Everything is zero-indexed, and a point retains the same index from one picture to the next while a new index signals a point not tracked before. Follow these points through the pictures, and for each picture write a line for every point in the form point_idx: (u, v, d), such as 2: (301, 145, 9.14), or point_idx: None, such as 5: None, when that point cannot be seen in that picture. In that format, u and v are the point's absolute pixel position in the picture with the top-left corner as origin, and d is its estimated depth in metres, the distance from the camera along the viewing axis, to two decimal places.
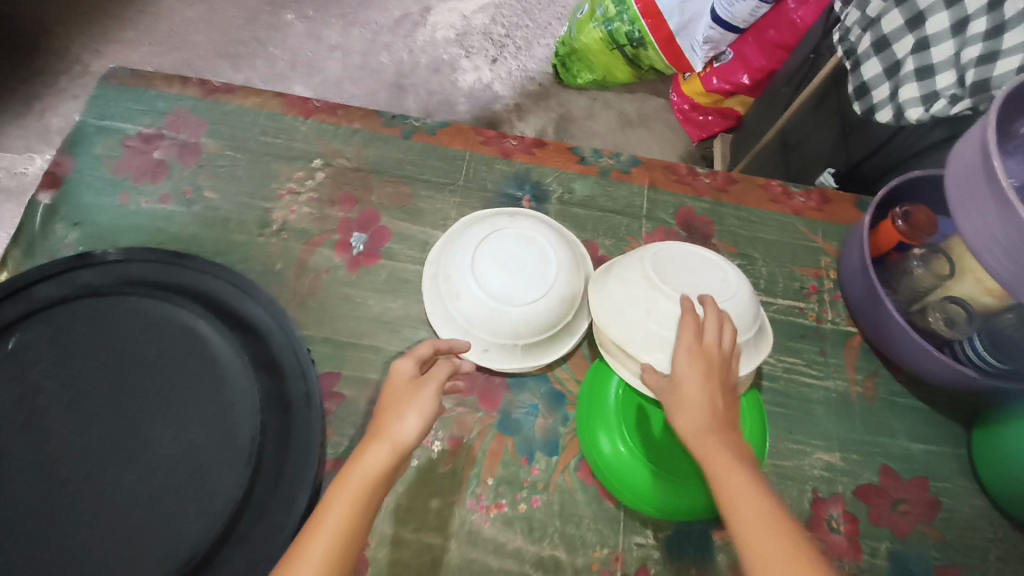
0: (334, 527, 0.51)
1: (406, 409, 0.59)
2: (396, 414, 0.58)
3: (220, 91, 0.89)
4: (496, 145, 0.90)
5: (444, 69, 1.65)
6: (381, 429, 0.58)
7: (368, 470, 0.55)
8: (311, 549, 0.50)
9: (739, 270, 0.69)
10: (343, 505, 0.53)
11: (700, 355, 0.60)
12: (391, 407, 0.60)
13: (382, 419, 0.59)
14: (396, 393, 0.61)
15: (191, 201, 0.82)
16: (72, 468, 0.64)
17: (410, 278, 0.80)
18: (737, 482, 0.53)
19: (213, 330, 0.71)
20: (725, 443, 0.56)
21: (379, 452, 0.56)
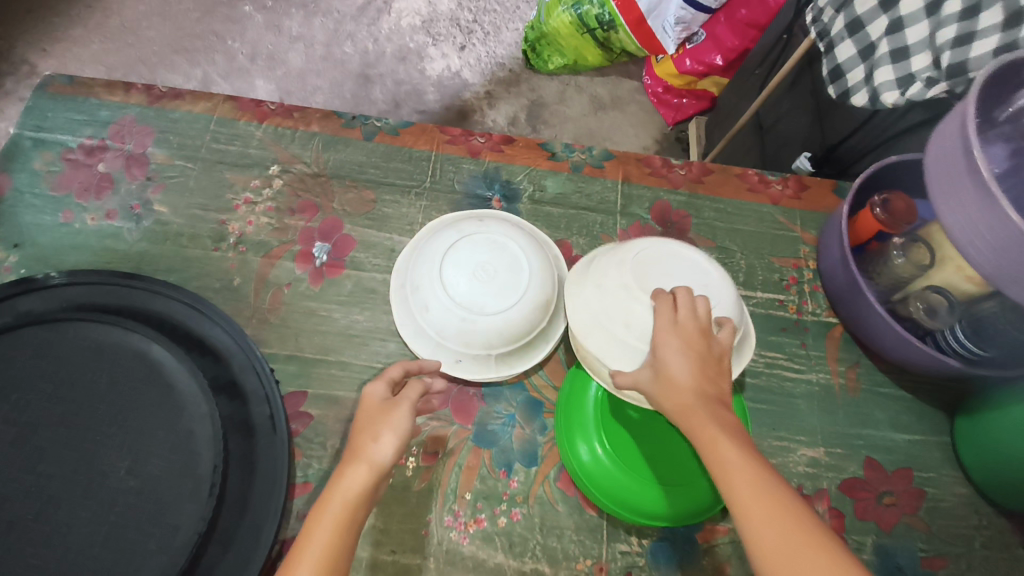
0: (315, 558, 0.48)
1: (380, 429, 0.55)
2: (371, 437, 0.54)
3: (167, 97, 0.84)
4: (463, 144, 0.87)
5: (410, 59, 1.59)
6: (354, 452, 0.54)
7: (347, 494, 0.51)
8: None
9: (722, 270, 0.67)
10: (323, 536, 0.49)
11: (678, 335, 0.57)
12: (364, 430, 0.56)
13: (356, 443, 0.54)
14: (368, 415, 0.57)
15: (140, 216, 0.78)
16: (22, 508, 0.61)
17: (377, 288, 0.77)
18: (730, 459, 0.49)
19: (168, 354, 0.67)
20: (713, 416, 0.52)
21: (356, 476, 0.52)
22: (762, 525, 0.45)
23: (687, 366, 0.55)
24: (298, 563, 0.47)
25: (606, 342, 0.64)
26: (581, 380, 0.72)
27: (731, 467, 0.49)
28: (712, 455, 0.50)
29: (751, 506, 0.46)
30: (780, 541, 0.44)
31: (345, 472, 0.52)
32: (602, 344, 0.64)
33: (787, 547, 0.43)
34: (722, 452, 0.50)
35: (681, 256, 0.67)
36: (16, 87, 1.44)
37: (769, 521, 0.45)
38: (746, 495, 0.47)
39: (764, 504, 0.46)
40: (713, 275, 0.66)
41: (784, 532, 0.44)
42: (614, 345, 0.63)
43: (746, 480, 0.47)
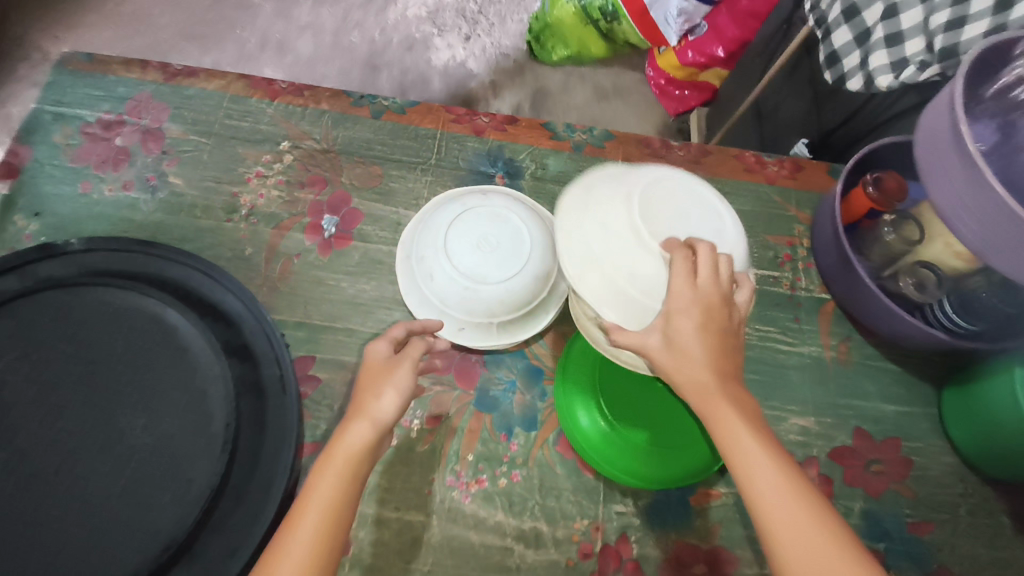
0: (319, 510, 0.50)
1: (382, 386, 0.57)
2: (373, 393, 0.57)
3: (182, 75, 0.86)
4: (468, 123, 0.89)
5: (417, 48, 1.62)
6: (358, 408, 0.56)
7: (350, 449, 0.53)
8: (298, 533, 0.49)
9: (734, 219, 0.63)
10: (326, 485, 0.51)
11: (700, 306, 0.54)
12: (367, 388, 0.58)
13: (359, 400, 0.57)
14: (373, 374, 0.59)
15: (155, 187, 0.80)
16: (42, 461, 0.64)
17: (384, 260, 0.80)
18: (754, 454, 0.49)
19: (182, 317, 0.70)
20: (733, 402, 0.52)
21: (359, 431, 0.54)
22: (787, 524, 0.46)
23: (705, 343, 0.53)
24: (303, 514, 0.50)
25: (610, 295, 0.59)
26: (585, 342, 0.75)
27: (755, 463, 0.49)
28: (733, 448, 0.50)
29: (775, 504, 0.47)
30: (810, 546, 0.45)
31: (349, 428, 0.54)
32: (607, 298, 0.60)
33: (816, 551, 0.44)
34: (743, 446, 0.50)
35: (694, 197, 0.62)
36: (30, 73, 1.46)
37: (794, 521, 0.46)
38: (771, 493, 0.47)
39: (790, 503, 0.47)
40: (726, 225, 0.62)
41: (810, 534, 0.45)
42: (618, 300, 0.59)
43: (767, 474, 0.48)
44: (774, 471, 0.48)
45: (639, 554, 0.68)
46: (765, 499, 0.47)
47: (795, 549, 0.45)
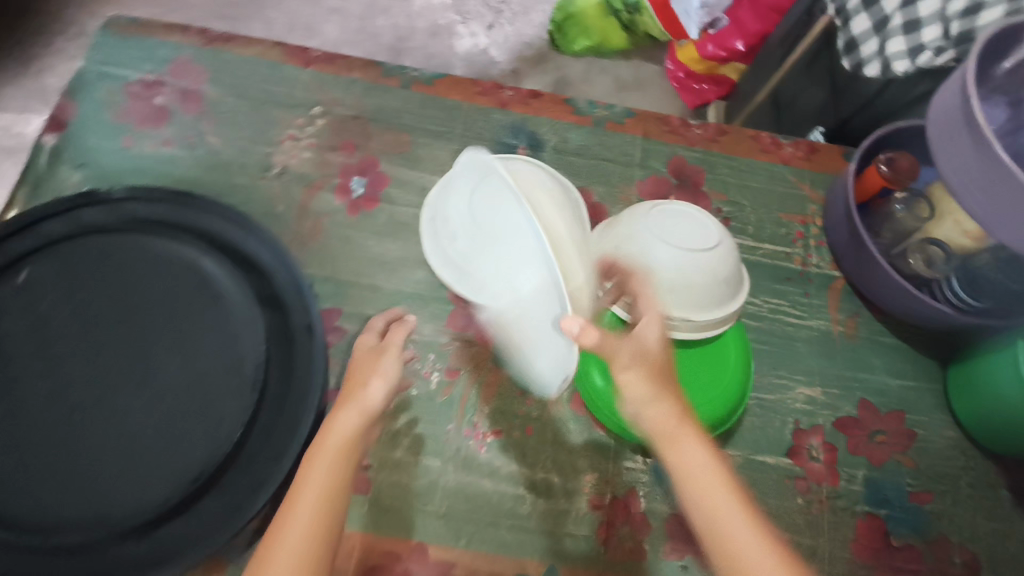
0: (312, 501, 0.54)
1: (370, 374, 0.62)
2: (361, 382, 0.61)
3: (221, 40, 0.90)
4: (493, 96, 0.92)
5: (441, 34, 1.65)
6: (348, 396, 0.61)
7: (340, 436, 0.57)
8: (294, 524, 0.53)
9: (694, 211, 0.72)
10: (319, 472, 0.55)
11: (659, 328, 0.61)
12: (354, 378, 0.62)
13: (349, 387, 0.61)
14: (362, 363, 0.64)
15: (194, 145, 0.84)
16: (83, 393, 0.67)
17: (409, 222, 0.83)
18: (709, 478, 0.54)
19: (218, 266, 0.73)
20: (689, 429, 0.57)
21: (349, 419, 0.59)
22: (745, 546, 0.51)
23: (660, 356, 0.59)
24: (297, 505, 0.54)
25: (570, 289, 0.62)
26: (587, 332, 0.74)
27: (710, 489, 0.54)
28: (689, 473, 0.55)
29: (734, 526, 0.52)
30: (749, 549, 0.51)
31: (340, 416, 0.58)
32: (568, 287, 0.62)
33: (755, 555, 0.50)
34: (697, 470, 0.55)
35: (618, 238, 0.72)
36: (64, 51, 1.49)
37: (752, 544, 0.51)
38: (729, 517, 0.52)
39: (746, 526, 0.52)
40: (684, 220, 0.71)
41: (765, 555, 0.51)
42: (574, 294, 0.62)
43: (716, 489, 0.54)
44: (729, 498, 0.53)
45: (646, 508, 0.70)
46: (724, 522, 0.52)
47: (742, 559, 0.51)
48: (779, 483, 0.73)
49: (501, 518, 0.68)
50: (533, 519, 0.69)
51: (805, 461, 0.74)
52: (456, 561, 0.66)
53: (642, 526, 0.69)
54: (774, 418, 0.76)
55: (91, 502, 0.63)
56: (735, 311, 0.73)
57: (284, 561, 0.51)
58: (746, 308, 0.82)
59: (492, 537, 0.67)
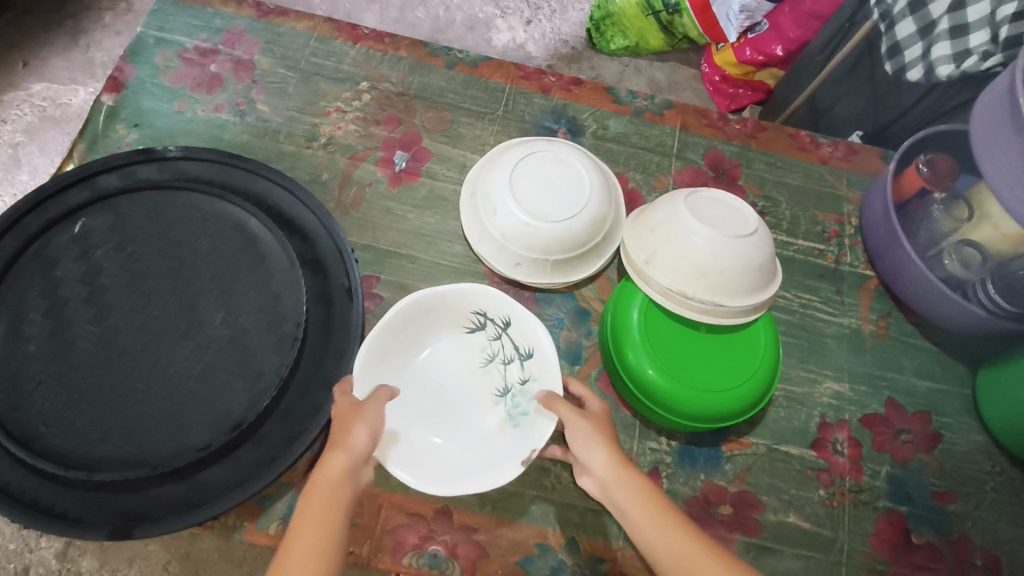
0: (306, 534, 0.50)
1: (354, 421, 0.58)
2: (345, 427, 0.58)
3: (274, 14, 0.93)
4: (535, 81, 0.94)
5: (479, 28, 1.67)
6: (332, 443, 0.57)
7: (329, 477, 0.54)
8: (290, 558, 0.48)
9: (691, 218, 0.71)
10: (312, 506, 0.52)
11: (602, 427, 0.60)
12: (336, 429, 0.58)
13: (333, 434, 0.58)
14: (340, 418, 0.59)
15: (244, 112, 0.86)
16: (130, 339, 0.70)
17: (448, 197, 0.84)
18: (666, 542, 0.53)
19: (263, 226, 0.75)
20: (639, 497, 0.55)
21: (338, 461, 0.55)
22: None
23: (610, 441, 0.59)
24: (294, 538, 0.50)
25: (508, 386, 0.72)
26: (620, 310, 0.75)
27: (672, 556, 0.52)
28: (648, 546, 0.54)
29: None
30: None
31: (326, 459, 0.55)
32: (536, 375, 0.69)
33: None
34: (648, 532, 0.54)
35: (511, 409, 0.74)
36: (93, 11, 1.33)
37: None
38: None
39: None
40: (681, 228, 0.71)
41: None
42: (522, 386, 0.70)
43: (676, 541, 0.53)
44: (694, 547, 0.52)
45: (668, 489, 0.71)
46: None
47: None
48: (802, 474, 0.73)
49: (524, 490, 0.69)
50: (556, 492, 0.69)
51: (829, 455, 0.74)
52: (479, 526, 0.67)
53: None
54: (799, 410, 0.77)
55: (132, 443, 0.65)
56: (766, 299, 0.73)
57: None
58: (778, 301, 0.82)
59: (516, 507, 0.68)
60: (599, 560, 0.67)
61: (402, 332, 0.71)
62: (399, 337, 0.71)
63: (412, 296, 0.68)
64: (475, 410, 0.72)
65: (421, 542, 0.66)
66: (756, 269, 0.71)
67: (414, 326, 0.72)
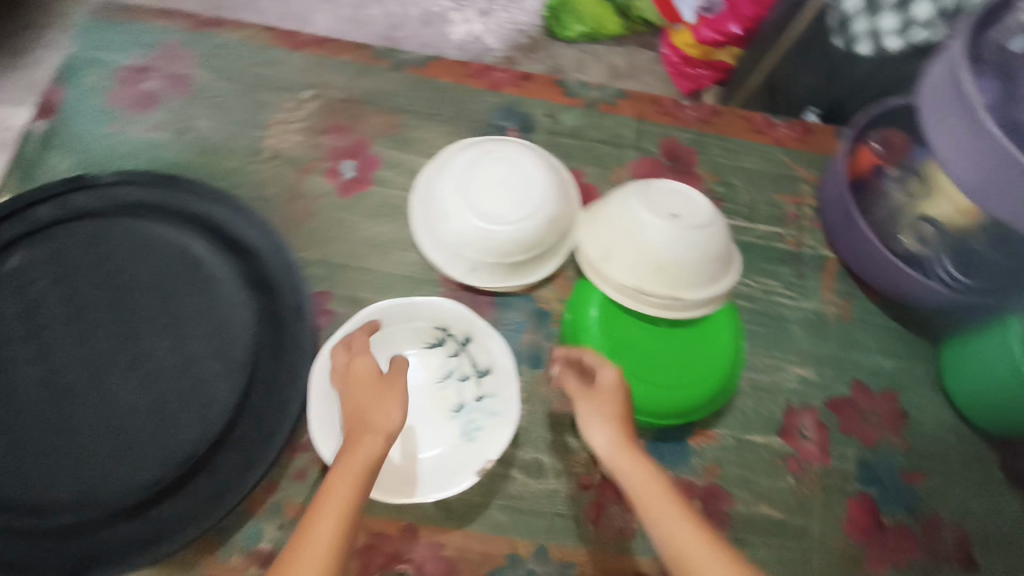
0: (338, 509, 0.51)
1: (387, 402, 0.60)
2: (384, 408, 0.59)
3: (210, 25, 0.89)
4: (484, 78, 0.90)
5: (435, 22, 1.64)
6: (363, 422, 0.58)
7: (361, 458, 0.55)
8: (316, 535, 0.49)
9: (646, 215, 0.69)
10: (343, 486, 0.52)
11: (607, 400, 0.61)
12: (367, 406, 0.59)
13: (365, 413, 0.59)
14: (368, 393, 0.60)
15: (183, 130, 0.83)
16: (74, 377, 0.67)
17: (399, 204, 0.82)
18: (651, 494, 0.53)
19: (208, 251, 0.74)
20: (638, 457, 0.56)
21: (373, 444, 0.56)
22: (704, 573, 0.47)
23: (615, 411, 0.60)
24: (323, 515, 0.50)
25: (462, 403, 0.71)
26: (579, 308, 0.74)
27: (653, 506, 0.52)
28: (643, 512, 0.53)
29: (687, 551, 0.49)
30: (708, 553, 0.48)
31: (361, 440, 0.56)
32: (493, 391, 0.70)
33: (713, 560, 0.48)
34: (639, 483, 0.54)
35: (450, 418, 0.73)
36: None
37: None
38: (678, 540, 0.49)
39: (699, 556, 0.48)
40: (637, 222, 0.69)
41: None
42: (479, 402, 0.70)
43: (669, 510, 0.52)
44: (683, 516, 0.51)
45: None
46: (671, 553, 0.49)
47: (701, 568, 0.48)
48: (771, 463, 0.73)
49: (491, 499, 0.68)
50: (525, 499, 0.69)
51: (797, 441, 0.74)
52: (447, 540, 0.66)
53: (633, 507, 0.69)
54: (766, 398, 0.76)
55: (81, 484, 0.63)
56: (724, 289, 0.72)
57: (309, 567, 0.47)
58: (739, 289, 0.81)
59: (484, 518, 0.67)
60: (570, 565, 0.67)
61: (361, 344, 0.71)
62: (358, 350, 0.71)
63: (378, 305, 0.69)
64: (424, 426, 0.70)
65: (387, 561, 0.65)
66: (713, 258, 0.70)
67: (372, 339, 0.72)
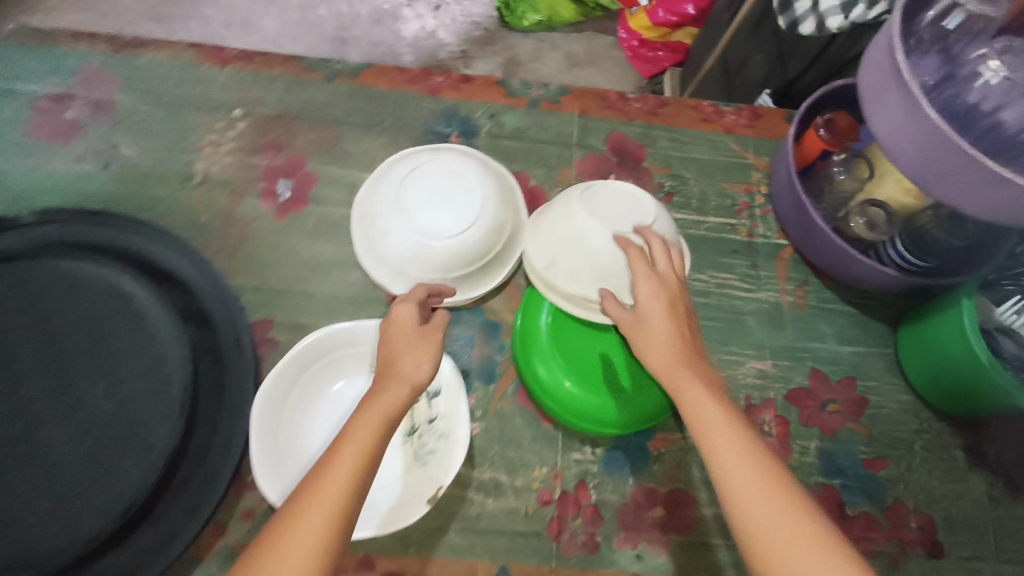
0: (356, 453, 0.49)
1: (421, 352, 0.58)
2: (415, 358, 0.57)
3: (132, 45, 0.85)
4: (422, 83, 0.87)
5: (385, 20, 1.57)
6: (394, 367, 0.56)
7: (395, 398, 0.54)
8: (335, 470, 0.48)
9: (591, 217, 0.66)
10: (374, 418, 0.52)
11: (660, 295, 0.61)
12: (402, 349, 0.58)
13: (397, 357, 0.57)
14: (404, 339, 0.59)
15: (108, 159, 0.80)
16: (3, 431, 0.64)
17: (339, 222, 0.79)
18: (716, 424, 0.51)
19: (139, 286, 0.70)
20: (693, 367, 0.56)
21: (400, 391, 0.55)
22: (733, 473, 0.48)
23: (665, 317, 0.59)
24: (339, 458, 0.48)
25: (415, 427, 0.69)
26: (529, 315, 0.74)
27: (717, 435, 0.50)
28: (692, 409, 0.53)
29: (724, 449, 0.49)
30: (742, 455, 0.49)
31: (388, 387, 0.54)
32: (444, 412, 0.68)
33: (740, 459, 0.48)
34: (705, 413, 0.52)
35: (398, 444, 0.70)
36: None
37: (743, 477, 0.47)
38: (719, 438, 0.50)
39: (760, 493, 0.46)
40: (585, 227, 0.66)
41: (772, 510, 0.46)
42: (431, 424, 0.69)
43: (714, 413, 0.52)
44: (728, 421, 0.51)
45: (598, 500, 0.69)
46: (732, 486, 0.48)
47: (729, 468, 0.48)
48: None
49: (448, 524, 0.67)
50: (483, 520, 0.67)
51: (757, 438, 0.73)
52: (404, 570, 0.65)
53: (594, 519, 0.68)
54: None
55: (18, 542, 0.60)
56: None
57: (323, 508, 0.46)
58: (693, 286, 0.80)
59: (441, 543, 0.66)
60: None
61: (303, 375, 0.69)
62: (300, 382, 0.69)
63: (319, 333, 0.68)
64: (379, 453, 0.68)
65: None
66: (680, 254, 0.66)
67: (315, 368, 0.70)
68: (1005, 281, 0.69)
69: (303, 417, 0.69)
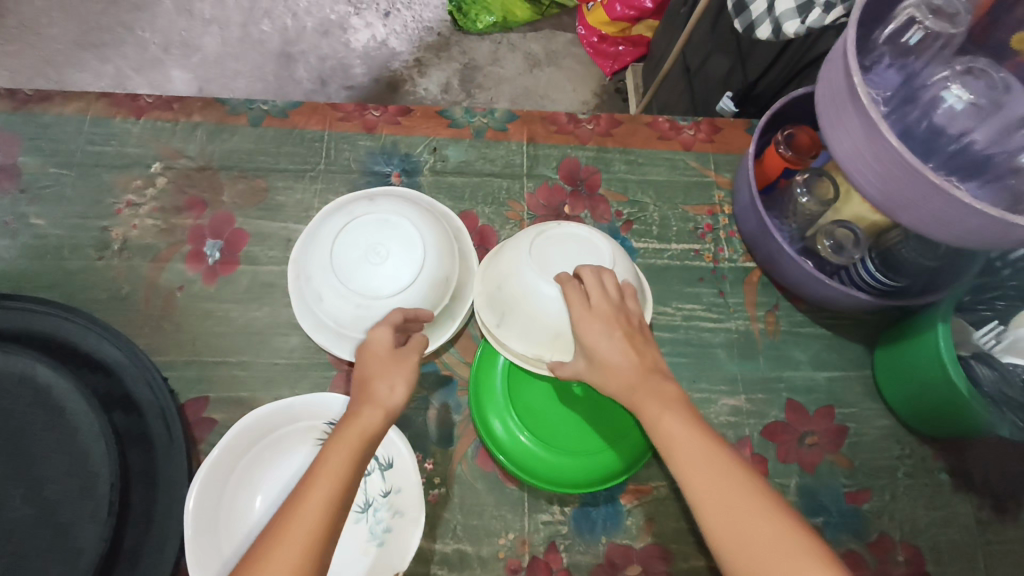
0: (328, 482, 0.47)
1: (396, 376, 0.56)
2: (387, 383, 0.56)
3: (34, 101, 0.78)
4: (358, 119, 0.82)
5: (333, 31, 1.45)
6: (365, 395, 0.55)
7: (364, 430, 0.51)
8: (301, 514, 0.45)
9: (528, 266, 0.61)
10: (338, 457, 0.49)
11: (600, 319, 0.56)
12: (376, 375, 0.56)
13: (370, 384, 0.56)
14: (378, 364, 0.57)
15: (16, 231, 0.73)
16: None
17: (276, 282, 0.73)
18: (684, 440, 0.48)
19: (55, 372, 0.63)
20: (656, 383, 0.53)
21: (372, 418, 0.52)
22: (711, 499, 0.45)
23: (620, 348, 0.55)
24: (310, 489, 0.46)
25: (370, 500, 0.64)
26: (486, 370, 0.71)
27: (691, 459, 0.47)
28: (665, 435, 0.49)
29: (701, 477, 0.46)
30: (720, 476, 0.45)
31: (360, 413, 0.53)
32: (399, 486, 0.64)
33: (721, 483, 0.45)
34: (674, 433, 0.49)
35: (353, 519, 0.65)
36: None
37: (726, 501, 0.44)
38: (695, 465, 0.47)
39: (745, 512, 0.43)
40: (525, 278, 0.62)
41: (760, 528, 0.42)
42: (386, 498, 0.64)
43: (687, 433, 0.49)
44: (700, 442, 0.48)
45: (569, 563, 0.65)
46: (714, 513, 0.44)
47: (707, 495, 0.45)
48: None
49: None
50: None
51: None
52: None
53: None
54: None
55: None
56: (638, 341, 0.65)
57: (297, 539, 0.44)
58: (658, 320, 0.75)
59: None
60: None
61: (241, 459, 0.64)
62: (239, 468, 0.63)
63: (257, 411, 0.64)
64: None
65: None
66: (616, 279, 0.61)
67: (255, 450, 0.64)
68: (981, 306, 0.68)
69: (244, 505, 0.63)
